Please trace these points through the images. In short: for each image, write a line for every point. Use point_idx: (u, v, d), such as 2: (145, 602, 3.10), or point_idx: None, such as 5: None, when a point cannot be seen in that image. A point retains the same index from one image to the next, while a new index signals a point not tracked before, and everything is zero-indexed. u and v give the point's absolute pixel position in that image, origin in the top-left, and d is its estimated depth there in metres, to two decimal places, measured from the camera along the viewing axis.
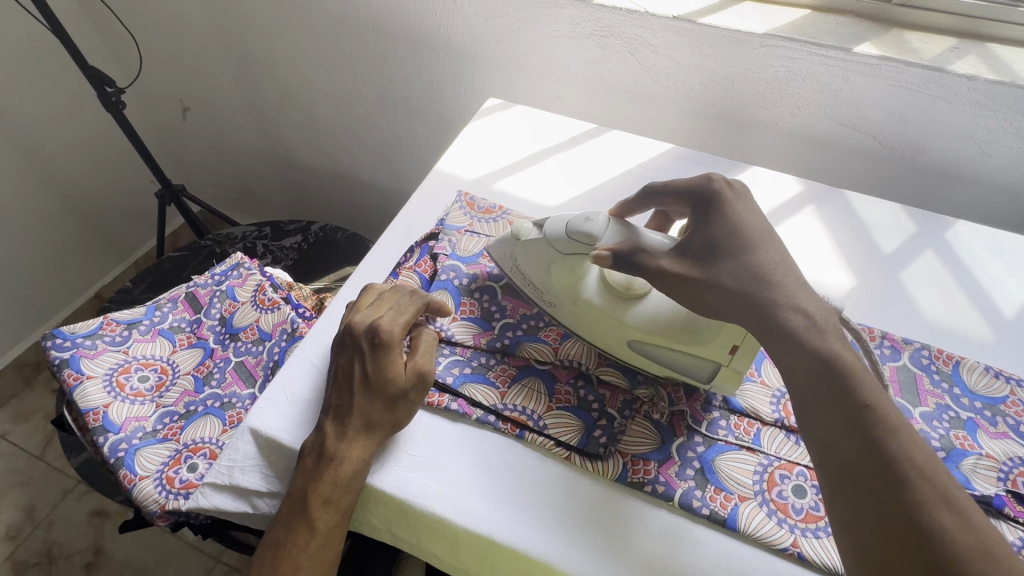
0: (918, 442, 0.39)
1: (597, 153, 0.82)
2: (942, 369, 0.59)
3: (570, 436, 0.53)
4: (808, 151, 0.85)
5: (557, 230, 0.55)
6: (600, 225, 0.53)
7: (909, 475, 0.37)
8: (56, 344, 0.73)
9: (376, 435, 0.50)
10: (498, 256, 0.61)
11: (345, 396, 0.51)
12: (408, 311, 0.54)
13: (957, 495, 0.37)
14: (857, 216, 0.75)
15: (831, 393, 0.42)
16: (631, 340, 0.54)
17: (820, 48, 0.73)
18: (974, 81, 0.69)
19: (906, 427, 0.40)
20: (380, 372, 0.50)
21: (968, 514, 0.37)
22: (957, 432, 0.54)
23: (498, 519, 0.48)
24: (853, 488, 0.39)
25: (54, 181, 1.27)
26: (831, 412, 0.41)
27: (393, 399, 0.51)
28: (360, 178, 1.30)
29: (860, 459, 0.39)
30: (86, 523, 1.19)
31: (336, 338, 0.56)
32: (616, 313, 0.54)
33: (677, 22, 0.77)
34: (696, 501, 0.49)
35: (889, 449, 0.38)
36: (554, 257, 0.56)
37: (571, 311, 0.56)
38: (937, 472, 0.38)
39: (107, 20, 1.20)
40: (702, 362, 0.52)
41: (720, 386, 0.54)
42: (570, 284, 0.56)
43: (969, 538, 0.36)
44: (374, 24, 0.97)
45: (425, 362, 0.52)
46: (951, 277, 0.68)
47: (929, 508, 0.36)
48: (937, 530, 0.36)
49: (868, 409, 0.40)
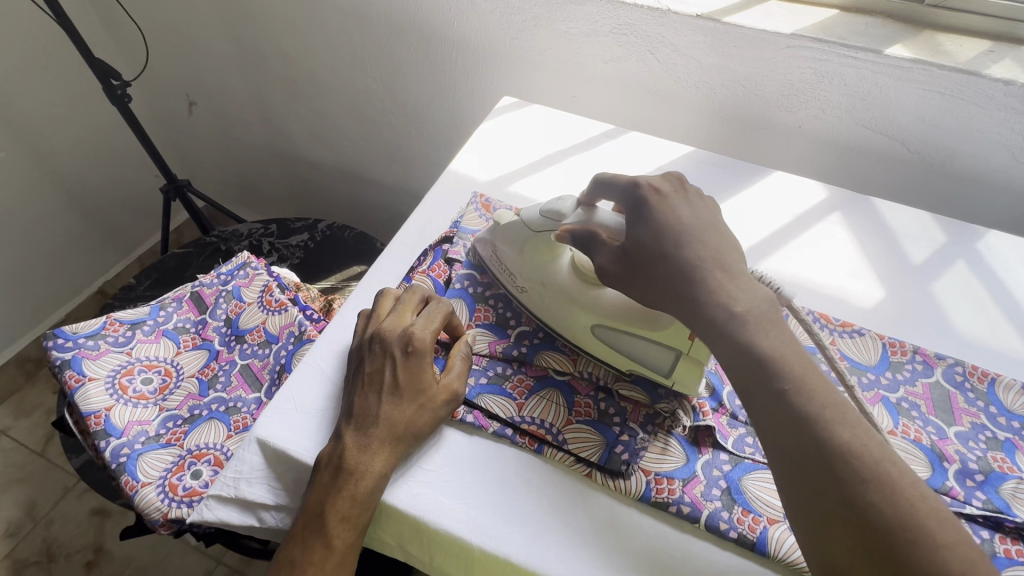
0: (846, 419, 0.39)
1: (616, 154, 0.79)
2: (976, 387, 0.56)
3: (590, 451, 0.50)
4: (830, 155, 0.83)
5: (529, 213, 0.58)
6: (568, 204, 0.56)
7: (835, 455, 0.37)
8: (57, 345, 0.70)
9: (401, 448, 0.48)
10: (479, 247, 0.63)
11: (371, 405, 0.48)
12: (438, 319, 0.53)
13: (887, 468, 0.37)
14: (884, 223, 0.72)
15: (756, 380, 0.41)
16: (596, 326, 0.54)
17: (850, 49, 0.71)
18: (1011, 86, 0.67)
19: (832, 405, 0.39)
20: (412, 382, 0.49)
21: (898, 486, 0.36)
22: (995, 454, 0.51)
23: (516, 540, 0.46)
24: (785, 474, 0.39)
25: (57, 174, 1.25)
26: (761, 395, 0.41)
27: (421, 413, 0.49)
28: (367, 176, 1.28)
29: (786, 444, 0.39)
30: (87, 522, 1.17)
31: (359, 344, 0.53)
32: (580, 296, 0.55)
33: (700, 21, 0.75)
34: (724, 524, 0.46)
35: (814, 430, 0.38)
36: (525, 240, 0.58)
37: (540, 295, 0.57)
38: (864, 447, 0.37)
39: (112, 11, 1.18)
40: (663, 349, 0.51)
41: (682, 382, 0.51)
42: (541, 267, 0.57)
43: (898, 512, 0.35)
44: (386, 18, 0.95)
45: (458, 381, 0.52)
46: (982, 289, 0.65)
47: (857, 486, 0.36)
48: (864, 507, 0.35)
49: (789, 394, 0.40)
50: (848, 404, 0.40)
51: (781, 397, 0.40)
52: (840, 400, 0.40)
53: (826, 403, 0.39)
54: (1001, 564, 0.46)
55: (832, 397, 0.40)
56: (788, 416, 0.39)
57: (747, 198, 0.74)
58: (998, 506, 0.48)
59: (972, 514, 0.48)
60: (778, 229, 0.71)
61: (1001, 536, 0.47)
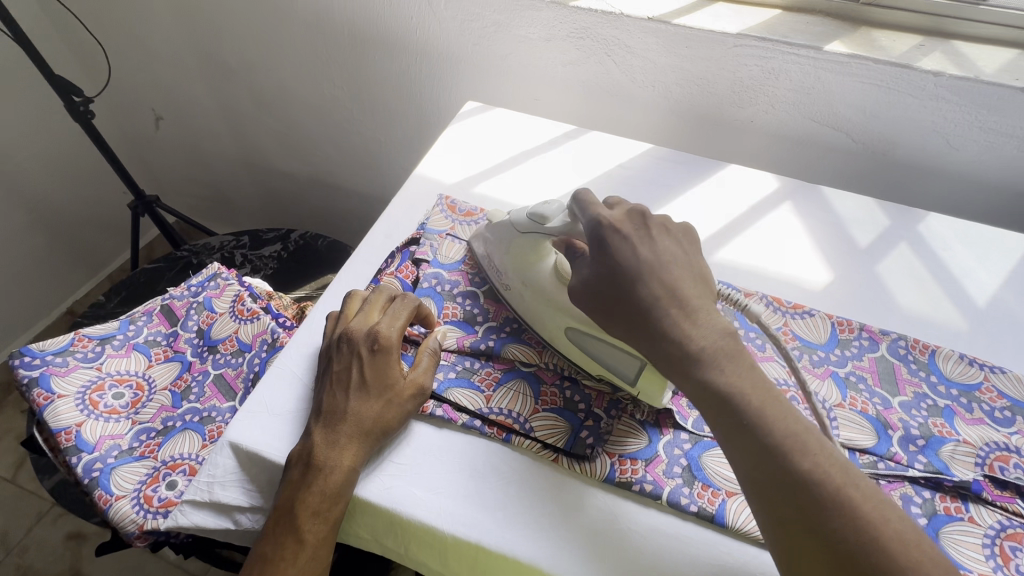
0: (808, 448, 0.40)
1: (577, 154, 0.82)
2: (918, 359, 0.60)
3: (556, 438, 0.52)
4: (780, 149, 0.87)
5: (516, 213, 0.58)
6: (554, 208, 0.56)
7: (796, 484, 0.39)
8: (24, 363, 0.70)
9: (370, 443, 0.49)
10: (474, 242, 0.65)
11: (340, 402, 0.50)
12: (404, 315, 0.55)
13: (850, 494, 0.39)
14: (833, 210, 0.76)
15: (716, 408, 0.43)
16: (570, 326, 0.55)
17: (792, 47, 0.75)
18: (940, 77, 0.71)
19: (792, 434, 0.41)
20: (380, 378, 0.51)
21: (861, 510, 0.38)
22: (935, 420, 0.55)
23: (487, 526, 0.48)
24: (757, 501, 0.41)
25: (22, 195, 1.23)
26: (727, 431, 0.43)
27: (389, 406, 0.50)
28: (339, 184, 1.29)
29: (753, 474, 0.41)
30: (62, 546, 1.15)
31: (329, 345, 0.55)
32: (557, 297, 0.56)
33: (652, 23, 0.78)
34: (684, 499, 0.49)
35: (779, 462, 0.40)
36: (512, 240, 0.59)
37: (522, 295, 0.58)
38: (824, 475, 0.39)
39: (72, 27, 1.17)
40: (629, 359, 0.52)
41: (646, 392, 0.52)
42: (524, 268, 0.59)
43: (860, 537, 0.37)
44: (350, 28, 0.96)
45: (424, 376, 0.53)
46: (924, 268, 0.69)
47: (822, 513, 0.38)
48: (830, 534, 0.37)
49: (749, 425, 0.42)
50: (808, 430, 0.42)
51: (746, 428, 0.42)
52: (800, 428, 0.42)
53: (757, 416, 0.42)
54: (941, 522, 0.49)
55: (792, 426, 0.41)
56: (754, 445, 0.41)
57: (701, 191, 0.77)
58: (938, 467, 0.51)
59: (913, 476, 0.51)
60: (731, 220, 0.74)
61: (941, 495, 0.50)
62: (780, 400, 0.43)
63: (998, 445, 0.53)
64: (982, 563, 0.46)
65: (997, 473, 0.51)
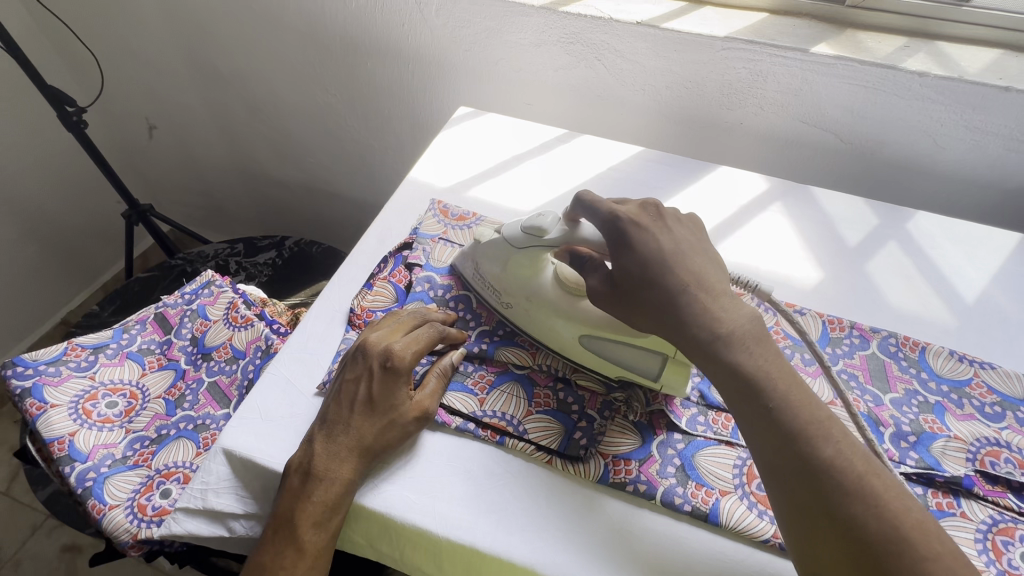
0: (830, 435, 0.41)
1: (569, 158, 0.82)
2: (908, 356, 0.60)
3: (550, 439, 0.52)
4: (769, 151, 0.88)
5: (511, 230, 0.58)
6: (549, 220, 0.55)
7: (817, 470, 0.39)
8: (17, 373, 0.70)
9: (367, 459, 0.50)
10: (462, 265, 0.64)
11: (344, 413, 0.51)
12: (425, 339, 0.54)
13: (871, 483, 0.39)
14: (822, 210, 0.77)
15: (739, 394, 0.44)
16: (582, 334, 0.55)
17: (778, 49, 0.75)
18: (924, 77, 0.72)
19: (815, 422, 0.41)
20: (385, 398, 0.51)
21: (883, 500, 0.38)
22: (926, 417, 0.55)
23: (481, 528, 0.48)
24: (777, 486, 0.41)
25: (15, 207, 1.23)
26: (750, 419, 0.43)
27: (388, 427, 0.50)
28: (334, 191, 1.29)
29: (773, 458, 0.41)
30: (57, 559, 1.14)
31: (348, 352, 0.55)
32: (565, 308, 0.56)
33: (640, 27, 0.79)
34: (678, 498, 0.49)
35: (800, 447, 0.40)
36: (508, 257, 0.58)
37: (526, 310, 0.58)
38: (847, 463, 0.40)
39: (64, 37, 1.17)
40: (648, 354, 0.53)
41: (669, 385, 0.53)
42: (525, 283, 0.58)
43: (881, 525, 0.37)
44: (343, 36, 0.97)
45: (428, 401, 0.53)
46: (913, 266, 0.70)
47: (842, 500, 0.38)
48: (850, 520, 0.38)
49: (774, 411, 0.42)
50: (832, 420, 0.42)
51: (768, 414, 0.42)
52: (823, 417, 0.42)
53: (779, 403, 0.42)
54: (933, 517, 0.49)
55: (816, 414, 0.42)
56: (777, 432, 0.41)
57: (692, 194, 0.78)
58: (929, 463, 0.51)
59: (905, 473, 0.51)
60: (723, 220, 0.75)
61: (933, 491, 0.51)
62: (802, 388, 0.44)
63: (989, 441, 0.53)
64: (974, 558, 0.47)
65: (988, 468, 0.51)
